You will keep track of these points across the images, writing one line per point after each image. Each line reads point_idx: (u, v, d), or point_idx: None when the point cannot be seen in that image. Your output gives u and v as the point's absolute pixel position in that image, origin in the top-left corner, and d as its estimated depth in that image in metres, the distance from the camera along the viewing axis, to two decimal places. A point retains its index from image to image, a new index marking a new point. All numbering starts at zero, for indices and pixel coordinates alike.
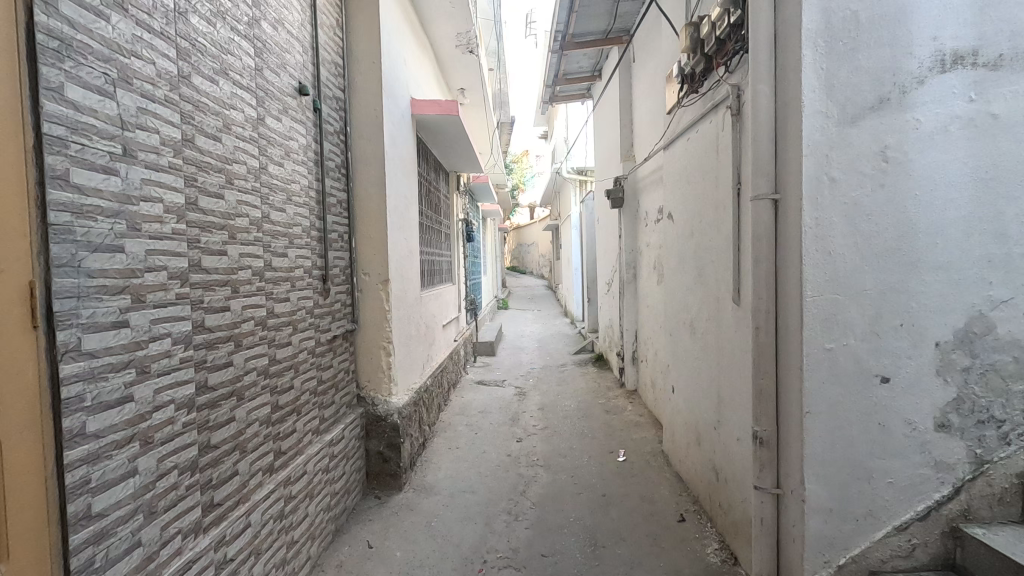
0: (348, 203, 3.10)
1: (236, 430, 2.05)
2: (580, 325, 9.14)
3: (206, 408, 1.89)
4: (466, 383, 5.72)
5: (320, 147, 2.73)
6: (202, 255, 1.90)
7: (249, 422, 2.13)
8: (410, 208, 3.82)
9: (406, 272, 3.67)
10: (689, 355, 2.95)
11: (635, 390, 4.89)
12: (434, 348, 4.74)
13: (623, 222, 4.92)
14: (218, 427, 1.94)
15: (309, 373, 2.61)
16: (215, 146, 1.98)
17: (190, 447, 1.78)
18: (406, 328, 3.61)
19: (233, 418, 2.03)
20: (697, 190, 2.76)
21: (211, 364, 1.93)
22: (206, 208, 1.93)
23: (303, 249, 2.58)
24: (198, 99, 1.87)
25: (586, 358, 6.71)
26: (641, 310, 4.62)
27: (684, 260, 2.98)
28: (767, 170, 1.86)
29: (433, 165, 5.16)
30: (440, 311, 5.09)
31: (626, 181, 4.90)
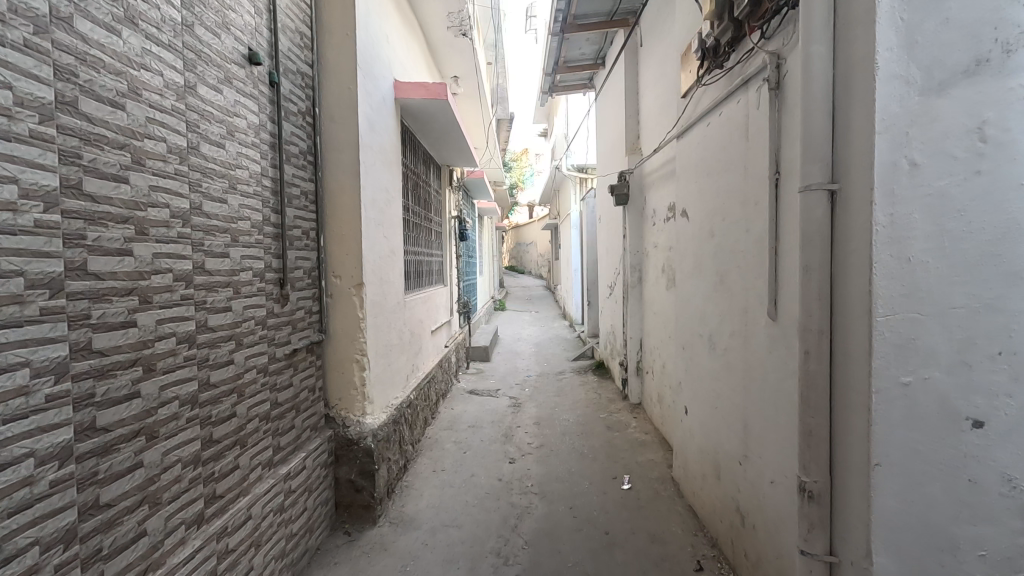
0: (315, 196, 2.70)
1: (145, 480, 1.60)
2: (579, 329, 8.75)
3: (94, 456, 1.42)
4: (457, 392, 5.32)
5: (274, 128, 2.30)
6: (89, 257, 1.42)
7: (166, 466, 1.68)
8: (392, 204, 3.43)
9: (387, 274, 3.29)
10: (706, 374, 2.57)
11: (639, 404, 4.50)
12: (421, 357, 4.35)
13: (627, 222, 4.53)
14: (112, 480, 1.48)
15: (259, 396, 2.18)
16: (115, 116, 1.50)
17: (64, 513, 1.32)
18: (386, 337, 3.23)
19: (139, 464, 1.57)
20: (717, 183, 2.38)
21: (105, 398, 1.46)
22: (98, 196, 1.44)
23: (252, 249, 2.16)
24: (84, 50, 1.39)
25: (586, 365, 6.31)
26: (648, 317, 4.24)
27: (702, 265, 2.60)
28: (821, 152, 1.47)
29: (422, 157, 4.77)
30: (428, 316, 4.70)
31: (632, 177, 4.51)
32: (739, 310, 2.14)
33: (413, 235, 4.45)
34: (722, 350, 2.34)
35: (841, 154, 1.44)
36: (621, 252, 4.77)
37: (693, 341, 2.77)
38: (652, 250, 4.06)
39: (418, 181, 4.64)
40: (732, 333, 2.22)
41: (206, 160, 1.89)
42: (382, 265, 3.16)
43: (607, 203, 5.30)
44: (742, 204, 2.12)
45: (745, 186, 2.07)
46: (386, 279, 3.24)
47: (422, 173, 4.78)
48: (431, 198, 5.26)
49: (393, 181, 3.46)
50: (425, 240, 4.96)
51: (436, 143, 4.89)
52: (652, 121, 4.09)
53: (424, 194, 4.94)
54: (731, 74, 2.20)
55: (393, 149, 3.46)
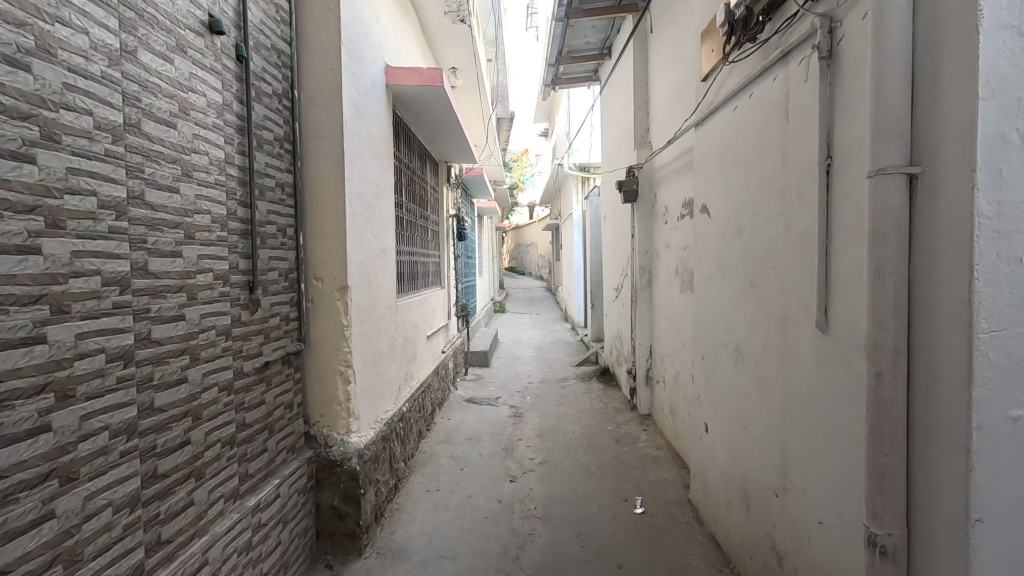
0: (293, 188, 2.41)
1: (60, 535, 1.22)
2: (582, 333, 8.49)
3: None
4: (455, 401, 5.04)
5: (241, 108, 1.95)
6: None
7: (93, 514, 1.31)
8: (383, 200, 3.15)
9: (377, 276, 3.00)
10: (732, 390, 2.28)
11: (648, 414, 4.22)
12: (416, 365, 4.06)
13: (636, 221, 4.25)
14: (6, 541, 1.10)
15: (221, 417, 1.83)
16: (15, 74, 1.11)
17: None
18: (374, 346, 2.95)
19: (51, 515, 1.20)
20: (746, 174, 2.10)
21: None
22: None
23: (214, 249, 1.79)
24: None
25: (590, 372, 6.03)
26: (658, 323, 3.96)
27: (727, 267, 2.31)
28: (898, 127, 1.18)
29: (417, 151, 4.49)
30: (424, 320, 4.41)
31: (641, 173, 4.23)
32: (777, 319, 1.85)
33: (408, 235, 4.17)
34: (752, 363, 2.06)
35: (925, 128, 1.16)
36: (630, 253, 4.49)
37: (715, 352, 2.49)
38: (664, 251, 3.77)
39: (413, 178, 4.36)
40: (766, 345, 1.94)
41: (152, 141, 1.50)
42: (370, 266, 2.88)
43: (614, 201, 5.02)
44: (778, 197, 1.83)
45: (784, 176, 1.79)
46: (375, 281, 2.96)
47: (417, 170, 4.50)
48: (427, 196, 4.97)
49: (384, 174, 3.18)
50: (421, 240, 4.68)
51: (432, 137, 4.61)
52: (664, 113, 3.80)
53: (420, 191, 4.66)
54: (766, 47, 1.92)
55: (384, 140, 3.18)
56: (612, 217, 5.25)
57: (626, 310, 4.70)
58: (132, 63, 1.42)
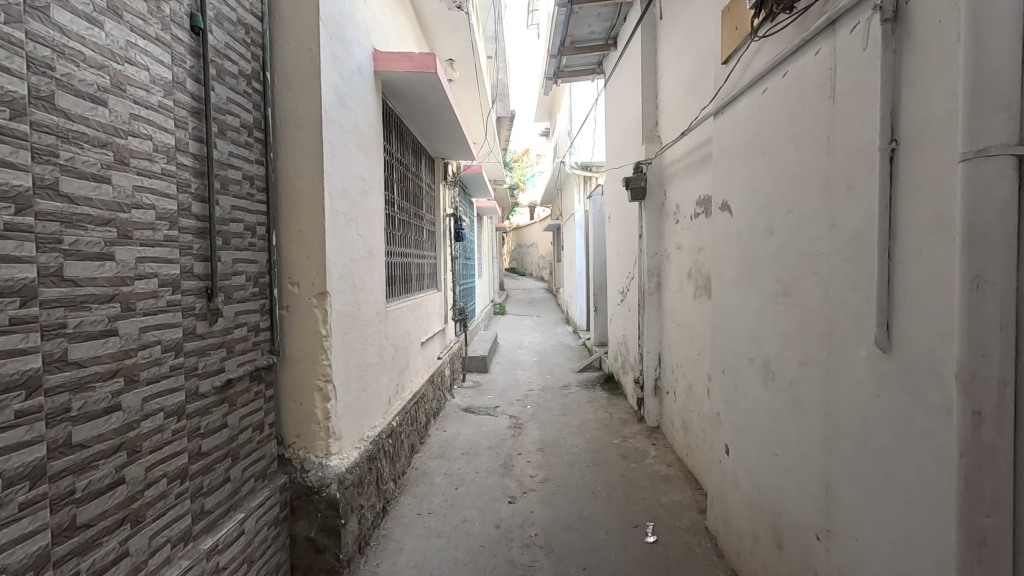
0: (266, 182, 2.14)
1: None
2: (584, 337, 8.21)
3: None
4: (451, 410, 4.77)
5: (194, 86, 1.67)
6: None
7: None
8: (371, 196, 2.88)
9: (362, 281, 2.73)
10: (758, 411, 2.02)
11: (657, 427, 3.95)
12: (408, 374, 3.79)
13: (644, 220, 3.99)
14: None
15: (170, 448, 1.54)
16: None
17: None
18: (360, 357, 2.68)
19: None
20: (779, 165, 1.83)
21: None
22: None
23: (160, 250, 1.51)
24: None
25: (594, 379, 5.76)
26: (668, 329, 3.69)
27: (753, 272, 2.05)
28: (1006, 96, 0.92)
29: (411, 146, 4.22)
30: (418, 326, 4.15)
31: (649, 169, 3.96)
32: (819, 333, 1.59)
33: (401, 235, 3.91)
34: (786, 381, 1.79)
35: None
36: (636, 255, 4.23)
37: (737, 367, 2.23)
38: (675, 253, 3.51)
39: (407, 175, 4.10)
40: (804, 362, 1.68)
41: (70, 119, 1.23)
42: (354, 269, 2.62)
43: (620, 200, 4.75)
44: (821, 191, 1.57)
45: (829, 166, 1.53)
46: (360, 284, 2.70)
47: (411, 167, 4.24)
48: (422, 194, 4.71)
49: (372, 169, 2.91)
50: (415, 241, 4.42)
51: (427, 131, 4.35)
52: (675, 104, 3.54)
53: (415, 190, 4.39)
54: (805, 17, 1.66)
55: (372, 132, 2.92)
56: (617, 217, 4.99)
57: (632, 315, 4.44)
58: (39, 21, 1.15)
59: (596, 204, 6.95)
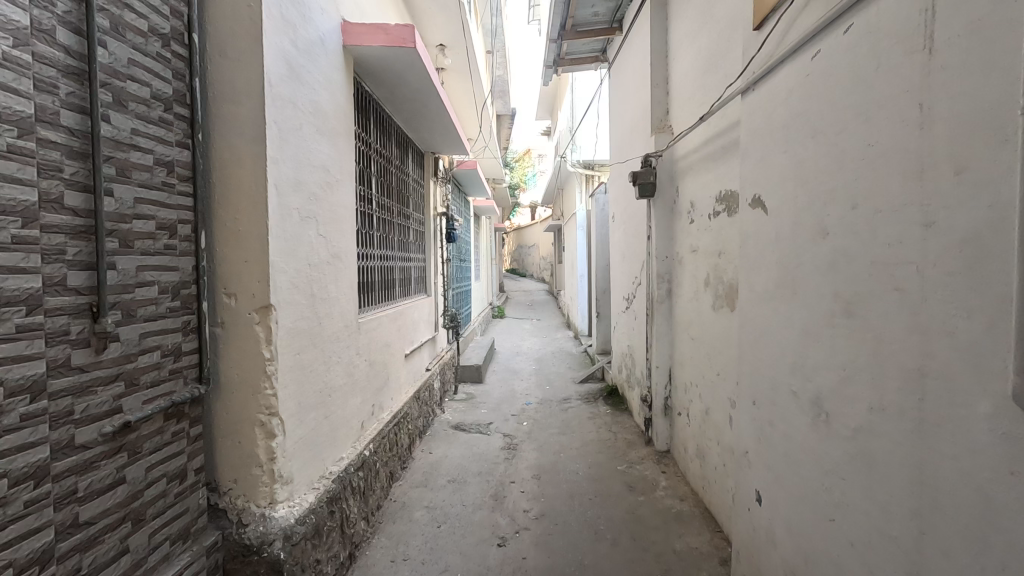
0: (193, 170, 1.73)
1: None
2: (586, 343, 7.78)
3: None
4: (439, 428, 4.35)
5: (68, 38, 1.26)
6: None
7: None
8: (337, 191, 2.48)
9: (324, 290, 2.32)
10: (805, 459, 1.61)
11: (667, 451, 3.54)
12: (388, 393, 3.37)
13: (653, 220, 3.57)
14: None
15: (20, 527, 1.12)
16: None
17: None
18: (319, 380, 2.27)
19: None
20: (838, 149, 1.42)
21: None
22: None
23: (3, 256, 1.11)
24: None
25: (596, 391, 5.35)
26: (680, 343, 3.28)
27: (797, 283, 1.64)
28: None
29: (393, 136, 3.81)
30: (401, 337, 3.74)
31: (659, 163, 3.55)
32: (902, 371, 1.18)
33: (380, 236, 3.49)
34: (848, 429, 1.38)
35: None
36: (644, 260, 3.81)
37: (773, 400, 1.82)
38: (690, 258, 3.09)
39: (388, 169, 3.69)
40: (878, 407, 1.26)
41: None
42: (313, 276, 2.21)
43: (626, 199, 4.33)
44: (907, 181, 1.17)
45: (924, 143, 1.12)
46: (321, 294, 2.29)
47: (394, 160, 3.83)
48: (408, 191, 4.30)
49: (338, 159, 2.50)
50: (399, 243, 4.01)
51: (412, 120, 3.94)
52: (689, 88, 3.12)
53: (399, 185, 3.99)
54: None
55: (339, 116, 2.51)
56: (623, 217, 4.56)
57: (639, 325, 4.02)
58: None
59: (599, 204, 6.52)
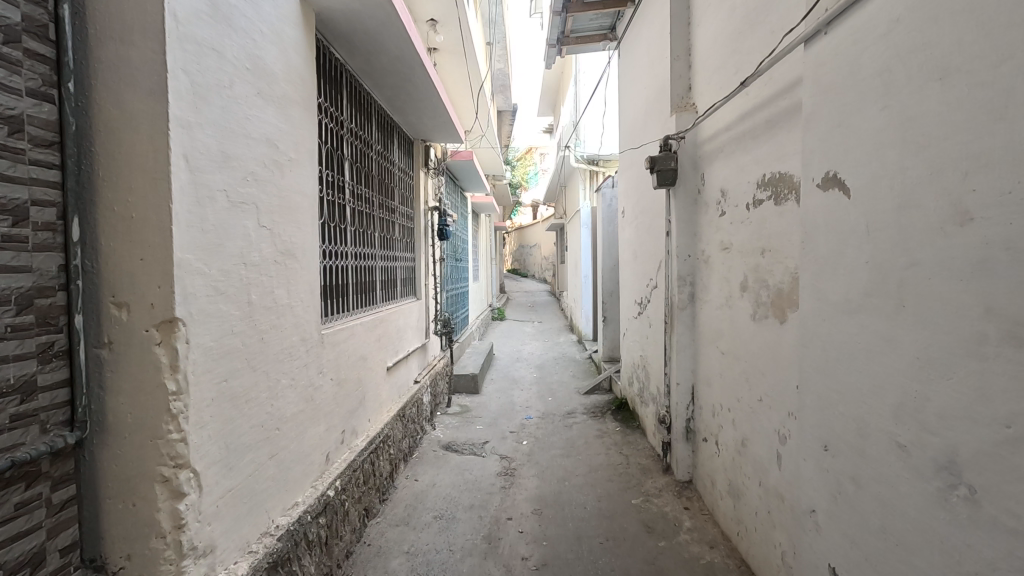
0: (60, 133, 1.25)
1: None
2: (591, 349, 7.30)
3: None
4: (427, 449, 3.87)
5: None
6: None
7: None
8: (288, 172, 1.99)
9: (268, 297, 1.84)
10: (924, 545, 1.12)
11: (689, 482, 3.05)
12: (364, 415, 2.89)
13: (672, 213, 3.09)
14: None
15: None
16: None
17: None
18: (262, 411, 1.79)
19: None
20: (1001, 88, 0.94)
21: None
22: None
23: None
24: None
25: (603, 405, 4.86)
26: (708, 358, 2.79)
27: (909, 292, 1.15)
28: None
29: (373, 117, 3.32)
30: (382, 348, 3.25)
31: (681, 146, 3.06)
32: None
33: (356, 231, 3.00)
34: (1017, 520, 0.90)
35: None
36: (661, 260, 3.33)
37: (862, 450, 1.33)
38: (722, 256, 2.60)
39: (366, 154, 3.20)
40: None
41: None
42: (250, 280, 1.73)
43: (640, 191, 3.84)
44: None
45: None
46: (263, 303, 1.80)
47: (374, 144, 3.34)
48: (393, 181, 3.82)
49: (292, 133, 2.02)
50: (381, 240, 3.52)
51: (396, 100, 3.46)
52: (718, 56, 2.64)
53: (381, 174, 3.50)
54: None
55: (293, 80, 2.03)
56: (636, 211, 4.07)
57: (655, 335, 3.54)
58: None
59: (605, 199, 6.02)
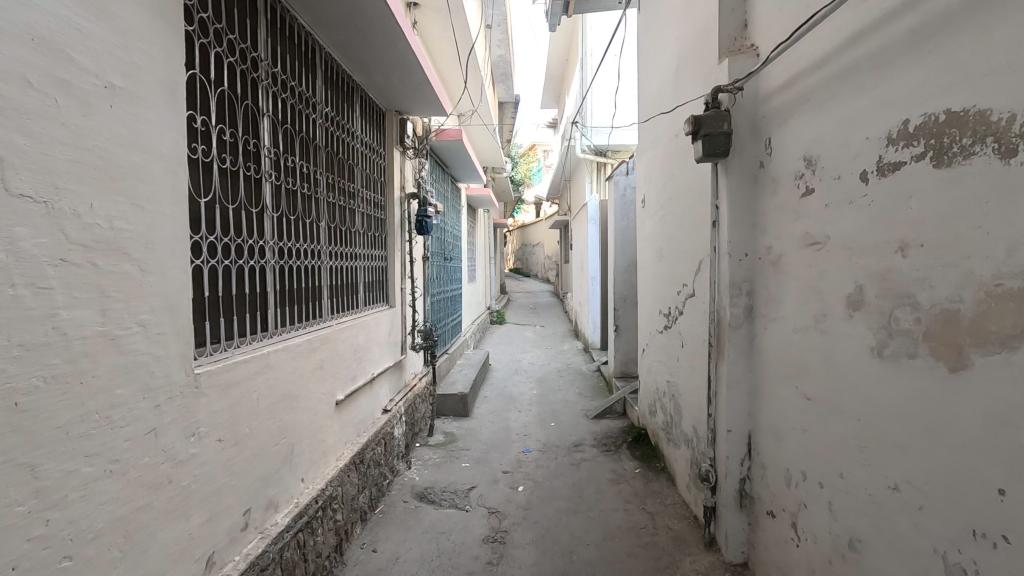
0: None
1: None
2: (600, 360, 6.44)
3: None
4: (395, 500, 3.04)
5: None
6: None
7: None
8: (105, 109, 1.16)
9: (46, 328, 1.02)
10: None
11: (745, 569, 2.20)
12: (291, 476, 2.07)
13: (721, 196, 2.26)
14: None
15: None
16: None
17: None
18: (20, 540, 0.96)
19: None
20: None
21: None
22: None
23: None
24: None
25: (617, 437, 4.01)
26: (781, 402, 1.95)
27: None
28: None
29: (317, 68, 2.49)
30: (327, 377, 2.42)
31: (734, 105, 2.22)
32: None
33: (288, 219, 2.18)
34: None
35: None
36: (703, 260, 2.50)
37: None
38: (806, 255, 1.77)
39: (307, 115, 2.37)
40: None
41: None
42: None
43: (673, 171, 3.00)
44: None
45: None
46: (29, 337, 0.98)
47: (322, 104, 2.52)
48: (353, 159, 3.00)
49: (111, 41, 1.18)
50: (335, 235, 2.72)
51: (352, 49, 2.64)
52: None
53: (333, 145, 2.69)
54: None
55: None
56: (664, 198, 3.23)
57: (691, 358, 2.71)
58: None
59: (619, 187, 5.14)
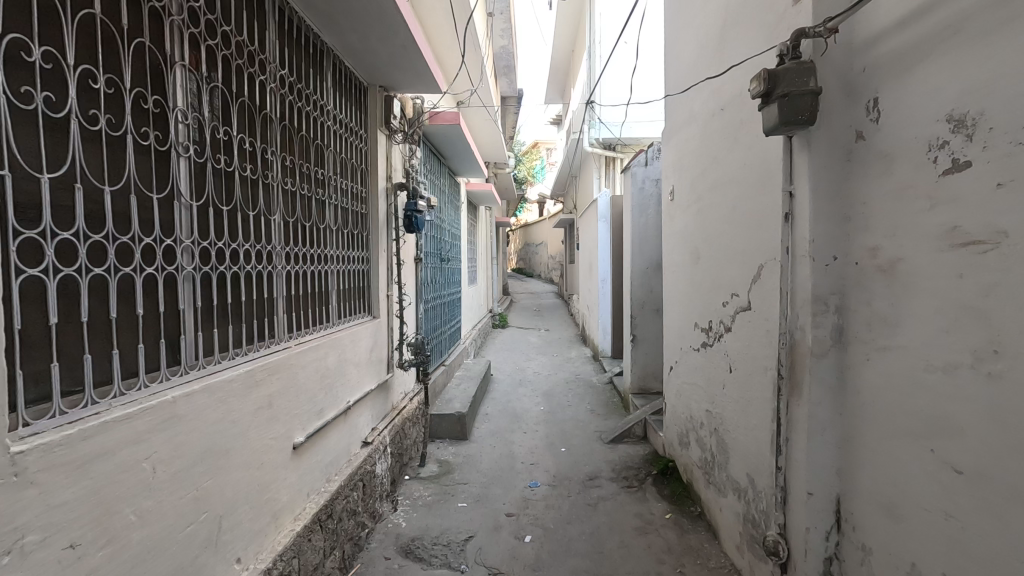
0: None
1: None
2: (612, 371, 5.88)
3: None
4: (375, 557, 2.48)
5: None
6: None
7: None
8: None
9: None
10: None
11: None
12: (220, 560, 1.52)
13: (800, 181, 1.70)
14: None
15: None
16: None
17: None
18: None
19: None
20: None
21: None
22: None
23: None
24: None
25: (640, 469, 3.45)
26: (901, 467, 1.38)
27: None
28: None
29: (267, 15, 1.93)
30: (279, 416, 1.87)
31: (819, 58, 1.65)
32: None
33: (221, 211, 1.63)
34: None
35: None
36: (766, 264, 1.94)
37: None
38: (951, 263, 1.22)
39: (253, 76, 1.82)
40: None
41: None
42: None
43: (718, 153, 2.43)
44: None
45: None
46: None
47: (277, 64, 1.97)
48: (325, 139, 2.45)
49: None
50: (299, 233, 2.18)
51: None
52: None
53: (293, 120, 2.14)
54: None
55: None
56: (703, 188, 2.66)
57: (745, 387, 2.14)
58: None
59: (637, 179, 4.53)
